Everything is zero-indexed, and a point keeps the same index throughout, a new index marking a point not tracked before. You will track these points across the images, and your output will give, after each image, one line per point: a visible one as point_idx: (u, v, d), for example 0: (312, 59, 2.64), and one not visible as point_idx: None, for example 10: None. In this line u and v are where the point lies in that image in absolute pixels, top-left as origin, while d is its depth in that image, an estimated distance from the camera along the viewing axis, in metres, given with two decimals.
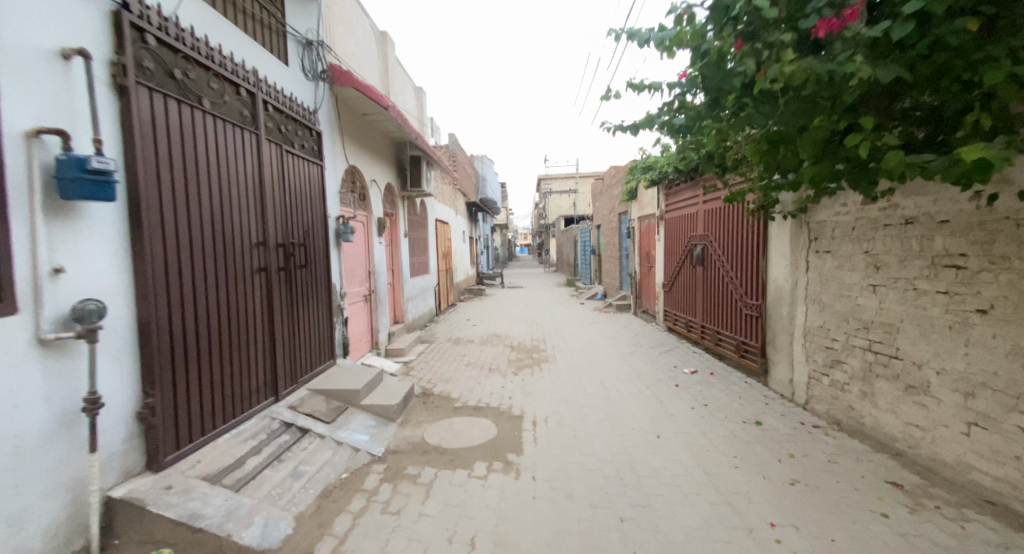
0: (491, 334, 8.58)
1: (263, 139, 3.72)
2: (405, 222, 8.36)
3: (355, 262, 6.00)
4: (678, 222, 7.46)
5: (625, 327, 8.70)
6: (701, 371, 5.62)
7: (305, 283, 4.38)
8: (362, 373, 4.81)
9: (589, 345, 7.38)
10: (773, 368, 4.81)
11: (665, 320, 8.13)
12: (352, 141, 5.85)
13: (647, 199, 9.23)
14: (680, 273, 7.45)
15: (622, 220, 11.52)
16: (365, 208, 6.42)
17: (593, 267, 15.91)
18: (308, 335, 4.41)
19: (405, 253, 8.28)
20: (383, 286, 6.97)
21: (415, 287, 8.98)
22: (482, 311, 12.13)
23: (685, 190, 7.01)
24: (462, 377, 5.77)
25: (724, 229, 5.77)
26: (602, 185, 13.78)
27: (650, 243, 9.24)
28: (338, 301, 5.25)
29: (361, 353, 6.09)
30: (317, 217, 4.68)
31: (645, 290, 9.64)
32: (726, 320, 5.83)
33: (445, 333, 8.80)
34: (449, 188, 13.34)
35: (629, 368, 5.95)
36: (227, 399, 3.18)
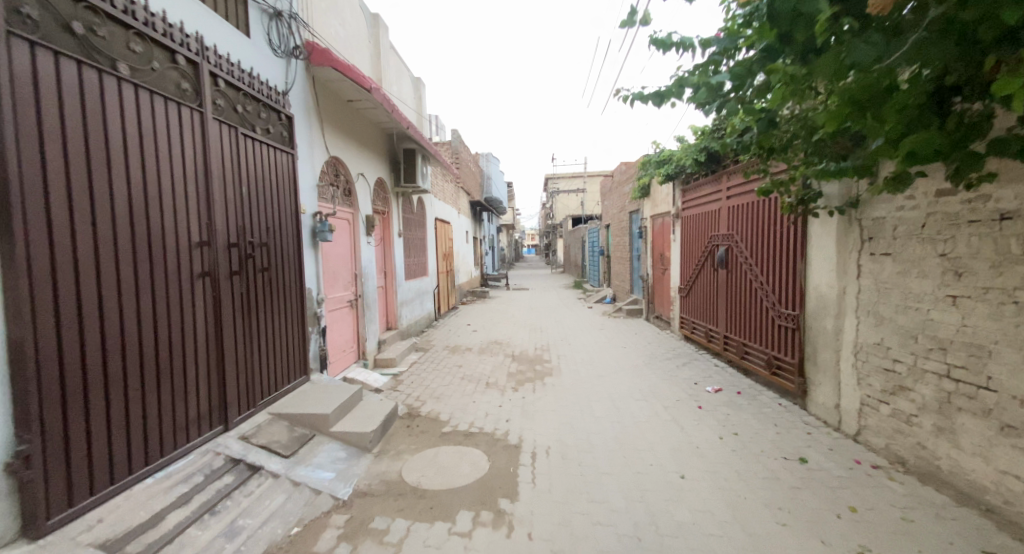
0: (491, 342, 7.95)
1: (210, 119, 3.13)
2: (400, 221, 7.76)
3: (338, 264, 5.39)
4: (697, 222, 6.77)
5: (637, 335, 8.02)
6: (727, 389, 4.93)
7: (268, 290, 3.78)
8: (337, 392, 4.19)
9: (597, 356, 6.71)
10: (814, 390, 4.11)
11: (681, 328, 7.44)
12: (334, 129, 5.25)
13: (661, 197, 8.54)
14: (698, 277, 6.77)
15: (633, 219, 10.83)
16: (351, 205, 5.83)
17: (602, 269, 15.22)
18: (271, 351, 3.80)
19: (399, 254, 7.68)
20: (372, 291, 6.37)
21: (411, 291, 8.38)
22: (485, 315, 11.52)
23: (705, 185, 6.34)
24: (455, 394, 5.15)
25: (753, 228, 5.08)
26: (612, 183, 13.08)
27: (665, 244, 8.55)
28: (315, 309, 4.65)
29: (344, 365, 5.47)
30: (284, 213, 4.07)
31: (659, 295, 8.95)
32: (754, 331, 5.13)
33: (442, 340, 8.18)
34: (450, 186, 12.75)
35: (643, 385, 5.27)
36: (153, 435, 2.59)
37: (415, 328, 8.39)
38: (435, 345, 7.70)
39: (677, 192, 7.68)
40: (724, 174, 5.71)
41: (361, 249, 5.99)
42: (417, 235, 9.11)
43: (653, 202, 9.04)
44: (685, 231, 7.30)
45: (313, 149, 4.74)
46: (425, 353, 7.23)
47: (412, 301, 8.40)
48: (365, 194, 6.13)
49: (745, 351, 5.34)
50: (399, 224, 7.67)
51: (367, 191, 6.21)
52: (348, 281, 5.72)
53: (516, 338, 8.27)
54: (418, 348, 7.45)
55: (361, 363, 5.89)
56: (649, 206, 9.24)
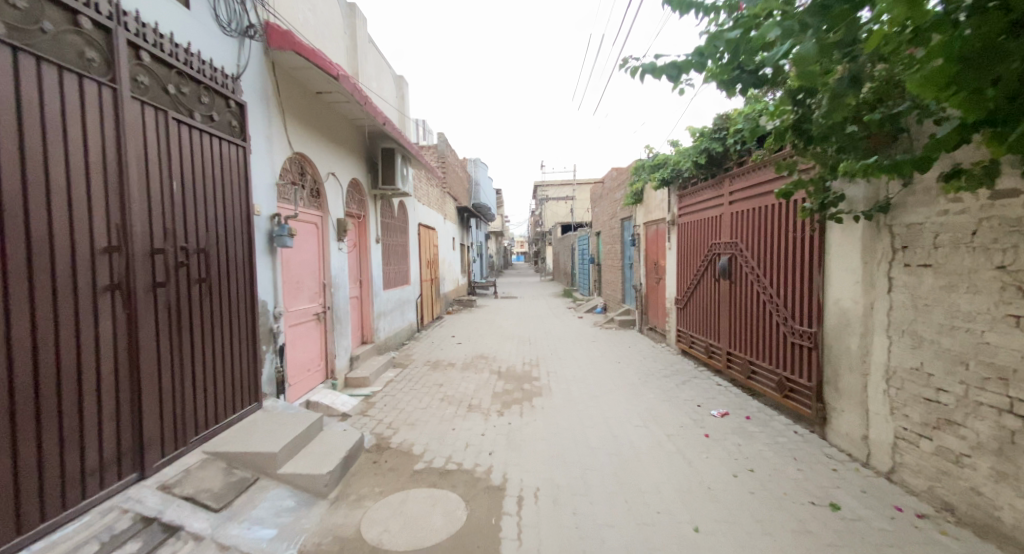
0: (476, 356, 7.40)
1: (127, 98, 2.58)
2: (378, 227, 7.20)
3: (301, 273, 4.81)
4: (696, 229, 6.34)
5: (630, 349, 7.54)
6: (734, 413, 4.46)
7: (206, 305, 3.20)
8: (291, 424, 3.60)
9: (590, 372, 6.20)
10: (835, 418, 3.65)
11: (677, 342, 6.97)
12: (300, 123, 4.71)
13: (656, 203, 8.13)
14: (697, 288, 6.31)
15: (625, 227, 10.41)
16: (320, 207, 5.28)
17: (592, 278, 14.78)
18: (209, 377, 3.22)
19: (377, 261, 7.12)
20: (344, 302, 5.79)
21: (390, 301, 7.80)
22: (470, 326, 10.97)
23: (705, 190, 5.91)
24: (432, 419, 4.59)
25: (761, 235, 4.63)
26: (602, 189, 12.68)
27: (659, 253, 8.11)
28: (270, 325, 4.07)
29: (306, 388, 4.87)
30: (231, 215, 3.51)
31: (653, 306, 8.50)
32: (762, 348, 4.67)
33: (423, 354, 7.60)
34: (435, 191, 12.23)
35: (641, 407, 4.77)
36: (28, 494, 2.01)
37: (393, 342, 7.79)
38: (415, 361, 7.11)
39: (672, 198, 7.26)
40: (727, 178, 5.29)
41: (331, 257, 5.42)
42: (398, 242, 8.56)
43: (646, 209, 8.62)
44: (682, 239, 6.87)
45: (271, 143, 4.19)
46: (403, 369, 6.64)
47: (390, 312, 7.81)
48: (336, 196, 5.58)
49: (751, 370, 4.87)
50: (376, 229, 7.11)
51: (339, 193, 5.66)
52: (315, 292, 5.14)
53: (502, 351, 7.73)
54: (395, 364, 6.86)
55: (329, 383, 5.29)
56: (642, 213, 8.82)
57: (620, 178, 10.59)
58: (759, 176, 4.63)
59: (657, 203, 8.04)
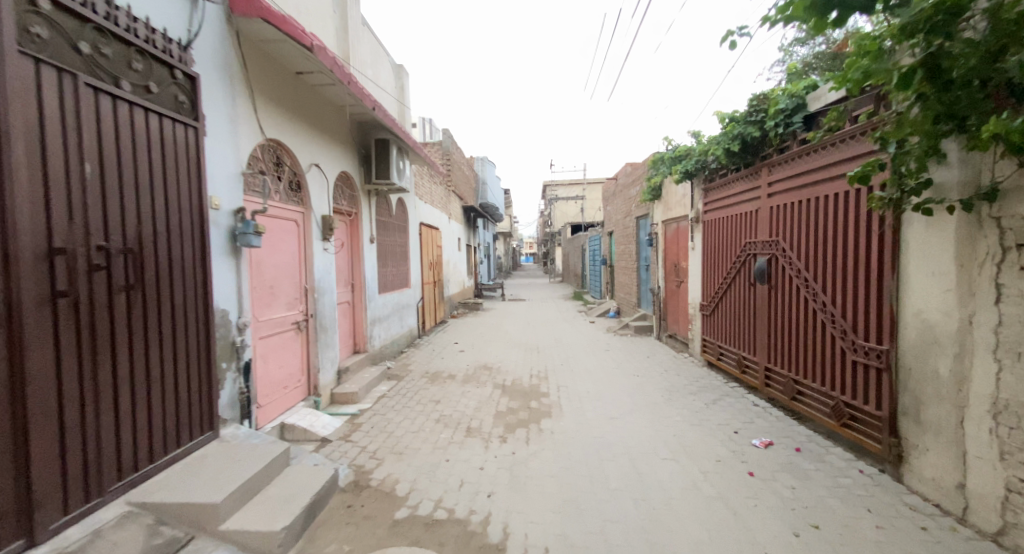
0: (479, 367, 6.76)
1: (12, 51, 1.97)
2: (373, 225, 6.60)
3: (276, 277, 4.21)
4: (725, 226, 5.63)
5: (649, 359, 6.84)
6: (780, 444, 3.75)
7: (137, 319, 2.59)
8: (248, 459, 2.99)
9: (606, 388, 5.51)
10: (916, 458, 2.94)
11: (702, 352, 6.27)
12: (275, 105, 4.12)
13: (677, 199, 7.42)
14: (726, 293, 5.61)
15: (640, 225, 9.71)
16: (300, 203, 4.69)
17: (604, 280, 14.08)
18: (141, 408, 2.60)
19: (371, 263, 6.52)
20: (330, 309, 5.19)
21: (387, 306, 7.18)
22: (475, 331, 10.34)
23: (738, 182, 5.20)
24: (424, 446, 3.96)
25: (811, 232, 3.92)
26: (615, 186, 11.99)
27: (680, 253, 7.39)
28: (232, 338, 3.48)
29: (281, 408, 4.26)
30: (175, 209, 2.89)
31: (673, 311, 7.79)
32: (811, 365, 3.97)
33: (422, 364, 6.98)
34: (439, 188, 11.65)
35: (667, 433, 4.08)
36: None
37: (390, 350, 7.18)
38: (412, 372, 6.48)
39: (696, 193, 6.56)
40: (767, 167, 4.59)
41: (314, 258, 4.82)
42: (397, 241, 7.95)
43: (665, 206, 7.92)
44: (708, 238, 6.16)
45: (236, 125, 3.59)
46: (398, 382, 6.01)
47: (388, 317, 7.20)
48: (321, 190, 4.99)
49: (797, 390, 4.16)
50: (371, 228, 6.51)
51: (324, 186, 5.07)
52: (294, 298, 4.54)
53: (508, 361, 7.08)
54: (390, 376, 6.24)
55: (310, 401, 4.68)
56: (661, 211, 8.12)
57: (635, 173, 9.90)
58: (809, 162, 3.92)
59: (678, 199, 7.34)
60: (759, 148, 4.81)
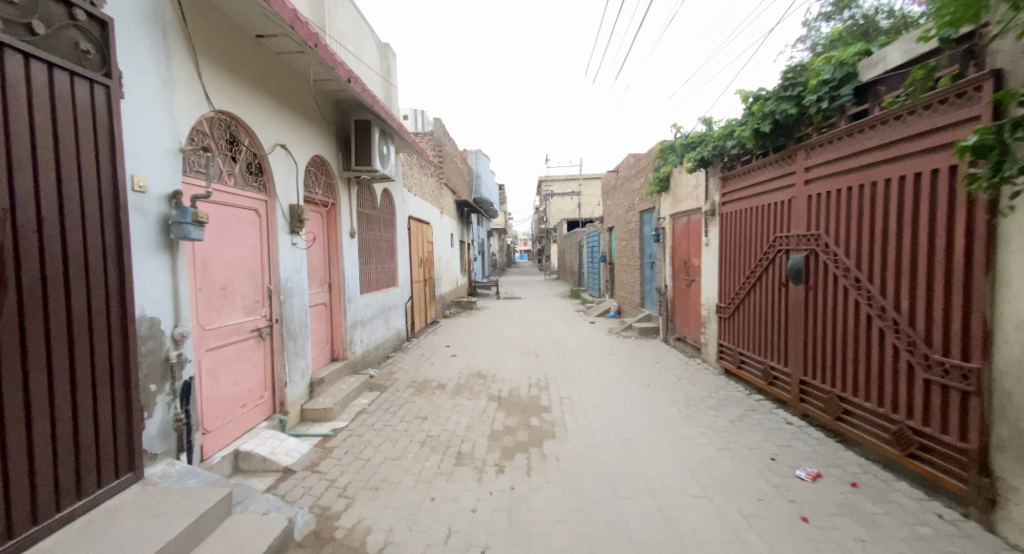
0: (472, 374, 6.11)
1: None
2: (353, 218, 5.91)
3: (229, 277, 3.53)
4: (749, 219, 5.02)
5: (658, 366, 6.23)
6: (831, 476, 3.15)
7: (10, 336, 1.93)
8: (173, 511, 2.32)
9: (615, 401, 4.90)
10: (1020, 506, 2.34)
11: (719, 359, 5.67)
12: (227, 71, 3.44)
13: (688, 190, 6.80)
14: (750, 295, 5.00)
15: (645, 219, 9.09)
16: (262, 189, 4.00)
17: (603, 278, 13.48)
18: (16, 454, 1.94)
19: (352, 259, 5.86)
20: (301, 312, 4.52)
21: (370, 306, 6.51)
22: (468, 332, 9.69)
23: (766, 168, 4.59)
24: (405, 479, 3.32)
25: (865, 224, 3.32)
26: (616, 179, 11.36)
27: (691, 250, 6.77)
28: (165, 354, 2.80)
29: (237, 431, 3.59)
30: (72, 189, 2.21)
31: (682, 312, 7.19)
32: (862, 380, 3.38)
33: (409, 371, 6.33)
34: (430, 180, 10.95)
35: (693, 461, 3.47)
36: None
37: (373, 356, 6.51)
38: (397, 381, 5.81)
39: (712, 184, 5.95)
40: (805, 149, 3.98)
41: (279, 254, 4.15)
42: (382, 236, 7.27)
43: (674, 198, 7.30)
44: (727, 234, 5.54)
45: (171, 90, 2.91)
46: (381, 393, 5.35)
47: (371, 320, 6.53)
48: (288, 175, 4.31)
49: (845, 409, 3.56)
50: (351, 221, 5.84)
51: (292, 171, 4.39)
52: (254, 301, 3.86)
53: (504, 367, 6.44)
54: (372, 386, 5.58)
55: (274, 421, 4.01)
56: (669, 203, 7.50)
57: (639, 164, 9.29)
58: (864, 141, 3.31)
59: (689, 190, 6.73)
60: (793, 129, 4.20)
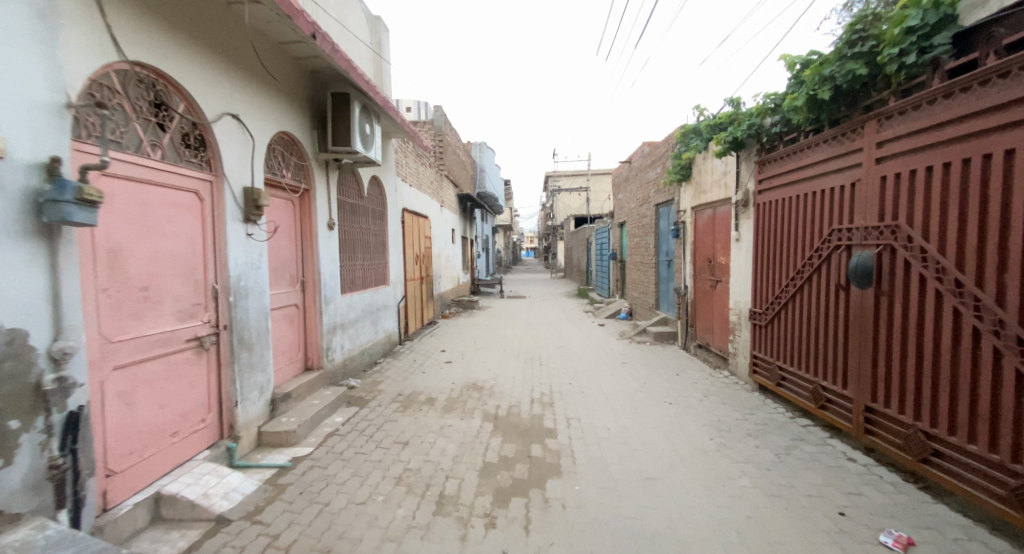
0: (467, 385, 5.38)
1: None
2: (333, 207, 5.20)
3: (153, 274, 2.81)
4: (794, 210, 4.22)
5: (679, 378, 5.46)
6: (926, 546, 2.38)
7: None
8: None
9: (632, 424, 4.14)
10: None
11: (753, 373, 4.88)
12: (149, 14, 2.72)
13: (714, 178, 6.01)
14: (792, 300, 4.21)
15: (661, 213, 8.30)
16: (205, 166, 3.28)
17: (613, 276, 12.68)
18: None
19: (331, 255, 5.14)
20: (260, 316, 3.80)
21: (355, 308, 5.80)
22: (468, 335, 8.97)
23: (822, 146, 3.78)
24: (368, 535, 2.59)
25: (975, 210, 2.51)
26: (629, 171, 10.55)
27: (718, 247, 5.98)
28: (36, 379, 2.08)
29: (162, 467, 2.88)
30: None
31: (705, 317, 6.40)
32: (963, 416, 2.58)
33: (396, 381, 5.62)
34: (429, 170, 10.21)
35: (738, 515, 2.71)
36: None
37: (357, 363, 5.80)
38: (380, 394, 5.09)
39: (745, 170, 5.16)
40: (878, 119, 3.18)
41: (228, 247, 3.43)
42: (371, 228, 6.56)
43: (697, 188, 6.50)
44: (764, 227, 4.74)
45: (53, 26, 2.18)
46: (360, 409, 4.64)
47: (356, 322, 5.83)
48: (243, 152, 3.59)
49: (934, 450, 2.76)
50: (330, 210, 5.12)
51: (250, 148, 3.67)
52: (192, 304, 3.14)
53: (504, 377, 5.70)
54: (352, 400, 4.87)
55: (220, 449, 3.30)
56: (691, 194, 6.70)
57: (655, 153, 8.50)
58: (975, 101, 2.51)
59: (716, 178, 5.93)
60: (860, 96, 3.41)
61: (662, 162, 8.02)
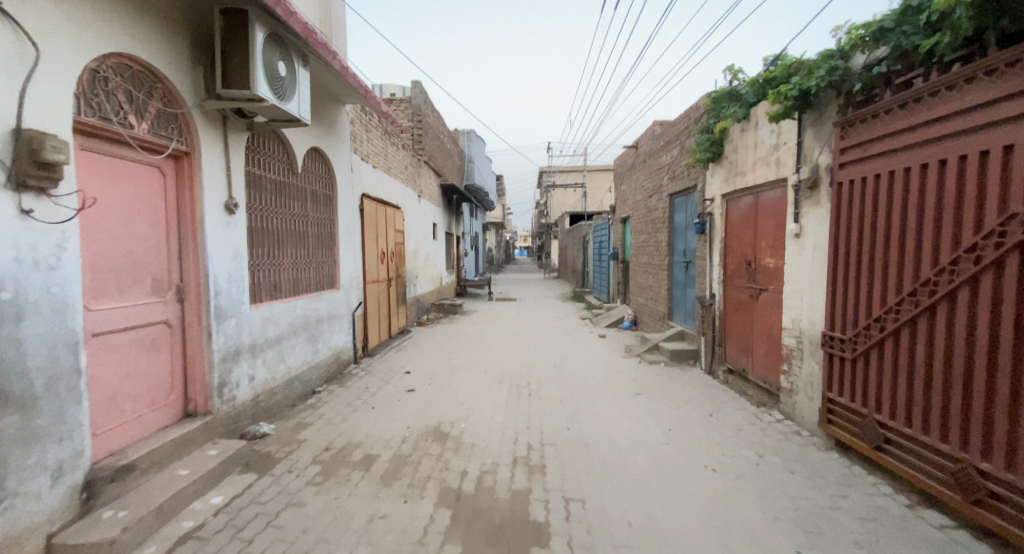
0: (425, 431, 3.91)
1: None
2: (236, 180, 3.69)
3: None
4: (906, 188, 2.78)
5: (715, 423, 4.01)
6: None
7: None
8: None
9: (666, 515, 2.67)
10: None
11: (826, 423, 3.45)
12: None
13: (756, 155, 4.57)
14: (901, 326, 2.78)
15: (677, 205, 6.87)
16: None
17: (613, 279, 11.25)
18: None
19: (231, 250, 3.63)
20: (57, 349, 2.28)
21: (278, 323, 4.28)
22: (443, 348, 7.48)
23: (979, 82, 2.34)
24: None
25: None
26: (634, 158, 9.13)
27: (762, 244, 4.53)
28: None
29: None
30: None
31: (740, 336, 4.97)
32: None
33: (330, 424, 4.11)
34: (401, 152, 8.69)
35: None
36: None
37: (279, 397, 4.28)
38: (299, 448, 3.58)
39: (812, 137, 3.72)
40: None
41: None
42: (309, 215, 5.04)
43: (732, 169, 5.04)
44: (842, 216, 3.30)
45: None
46: (257, 478, 3.12)
47: (279, 342, 4.31)
48: (10, 62, 2.06)
49: None
50: (231, 185, 3.61)
51: (35, 62, 2.17)
52: None
53: (478, 417, 4.21)
54: (252, 459, 3.36)
55: None
56: (722, 177, 5.24)
57: (670, 131, 7.03)
58: None
59: (761, 153, 4.47)
60: None
61: (680, 142, 6.55)
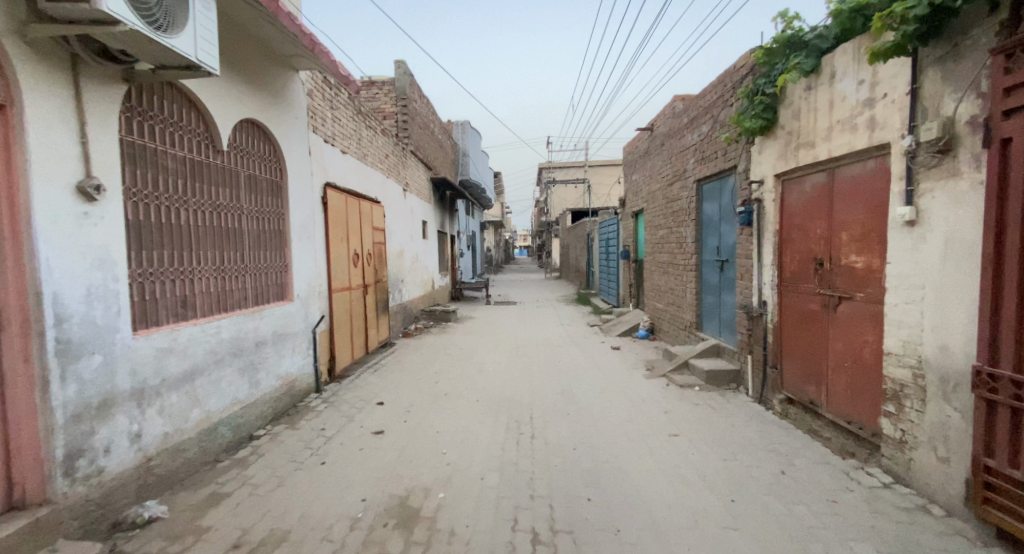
0: (385, 509, 2.75)
1: None
2: (99, 151, 2.53)
3: None
4: None
5: (795, 489, 2.86)
6: None
7: None
8: None
9: None
10: None
11: (981, 504, 2.31)
12: None
13: (833, 118, 3.41)
14: None
15: (707, 192, 5.70)
16: None
17: (624, 280, 10.09)
18: None
19: (96, 255, 2.49)
20: None
21: (189, 353, 3.13)
22: (430, 365, 6.32)
23: None
24: None
25: None
26: (649, 142, 7.96)
27: (843, 236, 3.37)
28: None
29: None
30: None
31: (807, 357, 3.81)
32: None
33: (257, 494, 2.95)
34: (381, 138, 7.53)
35: None
36: None
37: (189, 455, 3.12)
38: (194, 545, 2.41)
39: (942, 79, 2.55)
40: None
41: None
42: (242, 208, 3.88)
43: (791, 141, 3.88)
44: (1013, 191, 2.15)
45: None
46: None
47: (192, 379, 3.15)
48: None
49: None
50: (89, 158, 2.45)
51: None
52: None
53: (462, 481, 3.05)
54: None
55: None
56: (776, 153, 4.08)
57: (697, 105, 5.86)
58: None
59: (842, 113, 3.31)
60: None
61: (712, 115, 5.39)
